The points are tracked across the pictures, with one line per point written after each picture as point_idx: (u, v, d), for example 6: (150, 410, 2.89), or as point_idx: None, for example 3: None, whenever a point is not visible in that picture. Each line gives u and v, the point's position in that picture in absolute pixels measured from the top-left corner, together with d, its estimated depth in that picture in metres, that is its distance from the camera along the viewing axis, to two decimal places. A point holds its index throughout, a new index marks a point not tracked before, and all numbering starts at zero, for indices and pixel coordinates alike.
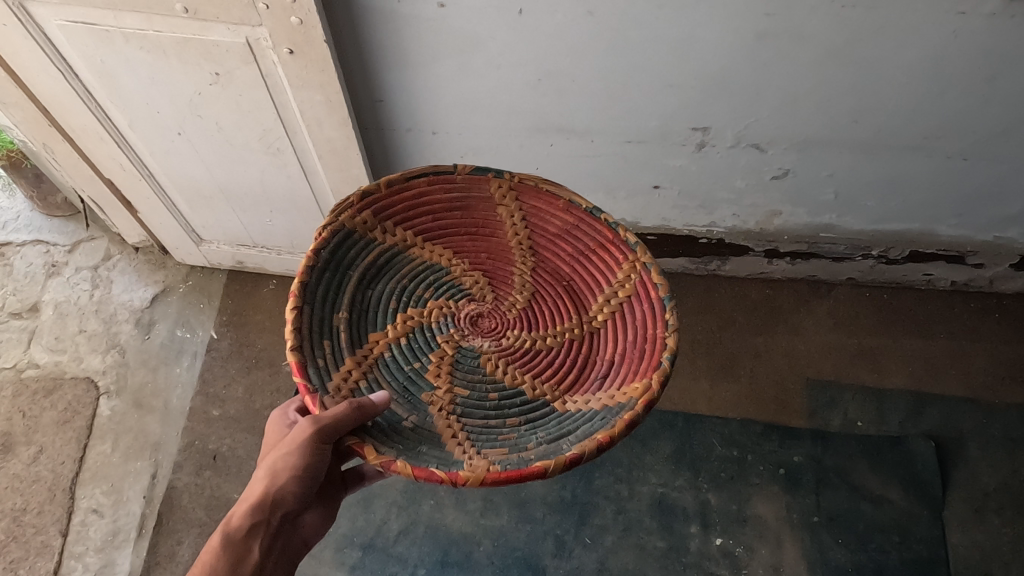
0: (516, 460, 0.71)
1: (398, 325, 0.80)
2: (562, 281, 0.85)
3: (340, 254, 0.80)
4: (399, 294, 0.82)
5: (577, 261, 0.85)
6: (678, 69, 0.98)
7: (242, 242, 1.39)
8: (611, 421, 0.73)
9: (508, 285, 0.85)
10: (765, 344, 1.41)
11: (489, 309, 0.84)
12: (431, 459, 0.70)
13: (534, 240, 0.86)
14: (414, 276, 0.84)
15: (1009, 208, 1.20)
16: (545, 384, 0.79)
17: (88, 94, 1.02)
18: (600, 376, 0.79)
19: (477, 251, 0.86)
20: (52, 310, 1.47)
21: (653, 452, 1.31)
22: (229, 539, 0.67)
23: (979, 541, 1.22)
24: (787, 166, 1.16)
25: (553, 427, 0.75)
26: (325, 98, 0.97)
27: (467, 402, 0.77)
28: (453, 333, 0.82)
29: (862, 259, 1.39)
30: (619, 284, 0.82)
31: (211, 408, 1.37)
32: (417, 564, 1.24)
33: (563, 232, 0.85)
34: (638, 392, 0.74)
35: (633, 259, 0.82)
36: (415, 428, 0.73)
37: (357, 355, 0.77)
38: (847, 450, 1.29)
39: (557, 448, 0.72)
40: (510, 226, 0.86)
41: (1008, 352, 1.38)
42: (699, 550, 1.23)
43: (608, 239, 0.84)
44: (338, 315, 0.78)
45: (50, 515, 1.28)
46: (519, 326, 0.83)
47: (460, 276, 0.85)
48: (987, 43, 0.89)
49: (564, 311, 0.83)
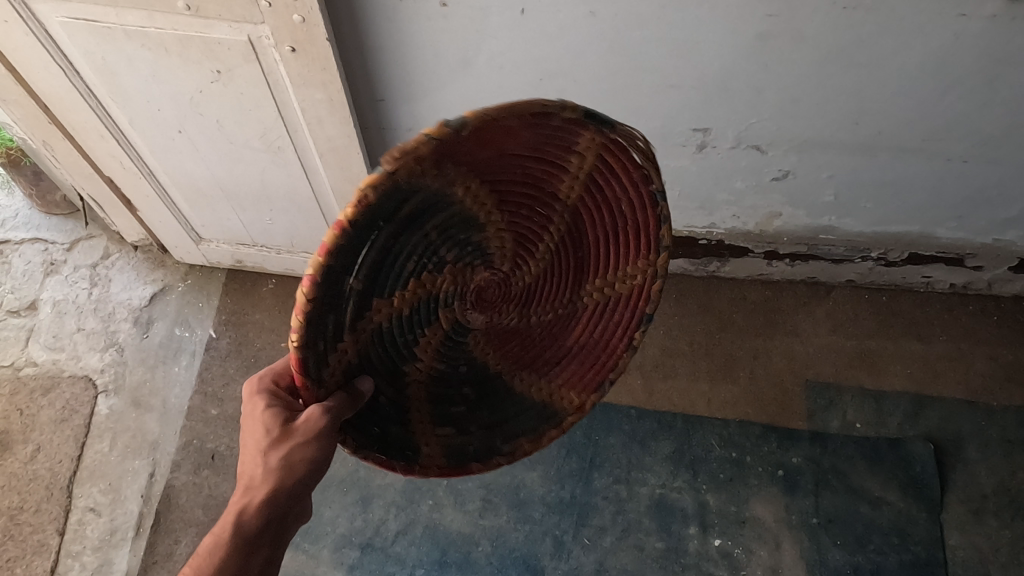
0: (456, 449, 0.74)
1: (404, 297, 0.66)
2: (576, 250, 0.73)
3: (375, 219, 0.55)
4: (421, 254, 0.64)
5: (606, 234, 0.72)
6: (680, 69, 0.98)
7: (241, 241, 1.38)
8: (540, 419, 0.78)
9: (533, 243, 0.71)
10: (764, 346, 1.41)
11: (500, 279, 0.71)
12: (395, 446, 0.70)
13: (583, 201, 0.69)
14: (445, 232, 0.64)
15: (1009, 210, 1.20)
16: (506, 356, 0.78)
17: (88, 91, 1.02)
18: (554, 358, 0.79)
19: (520, 204, 0.66)
20: (50, 309, 1.46)
21: (652, 453, 1.31)
22: (242, 534, 0.61)
23: (977, 543, 1.22)
24: (787, 168, 1.16)
25: (495, 403, 0.77)
26: (326, 96, 0.97)
27: (442, 368, 0.74)
28: (455, 308, 0.71)
29: (861, 261, 1.39)
30: (622, 279, 0.75)
31: (209, 408, 1.37)
32: (415, 564, 1.23)
33: (612, 200, 0.69)
34: (573, 406, 0.79)
35: (651, 262, 0.73)
36: (389, 405, 0.70)
37: (354, 333, 0.64)
38: (845, 452, 1.30)
39: (493, 441, 0.76)
40: (570, 180, 0.66)
41: (1007, 355, 1.38)
42: (697, 551, 1.23)
43: (645, 225, 0.71)
44: (349, 291, 0.60)
45: (48, 514, 1.27)
46: (520, 300, 0.74)
47: (491, 235, 0.68)
48: (989, 45, 0.89)
49: (563, 280, 0.75)
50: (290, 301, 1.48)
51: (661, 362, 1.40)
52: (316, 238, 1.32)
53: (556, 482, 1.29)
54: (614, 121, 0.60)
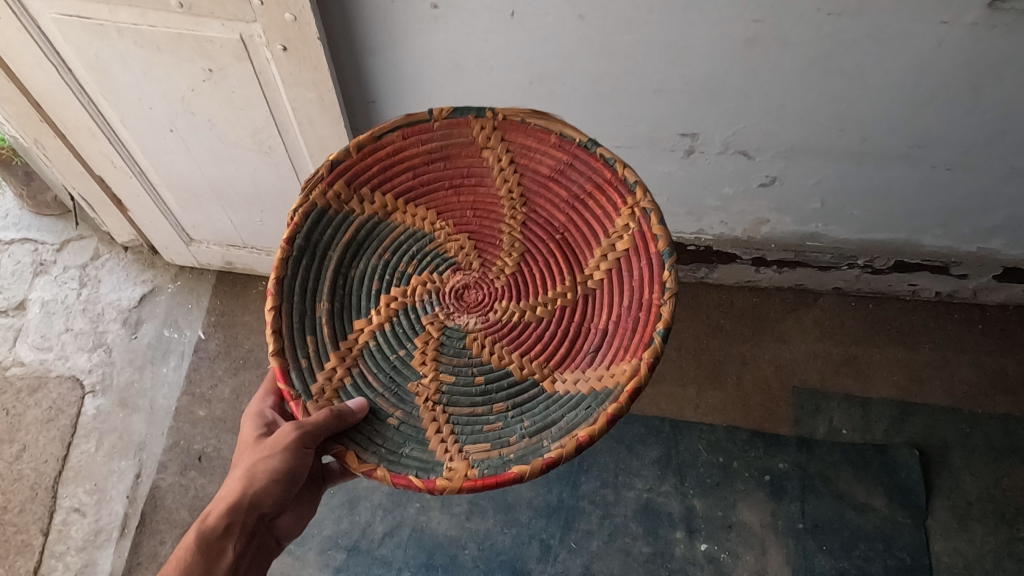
0: (496, 462, 0.71)
1: (381, 311, 0.80)
2: (555, 233, 0.81)
3: (316, 237, 0.79)
4: (381, 271, 0.81)
5: (572, 208, 0.81)
6: (668, 75, 0.99)
7: (232, 242, 1.39)
8: (594, 414, 0.72)
9: (495, 246, 0.83)
10: (752, 352, 1.42)
11: (475, 279, 0.82)
12: (411, 463, 0.71)
13: (526, 189, 0.82)
14: (396, 247, 0.82)
15: (993, 219, 1.22)
16: (533, 359, 0.78)
17: (80, 88, 1.03)
18: (592, 347, 0.77)
19: (463, 208, 0.83)
20: (38, 309, 1.46)
21: (639, 457, 1.31)
22: (205, 536, 0.69)
23: (962, 550, 1.22)
24: (774, 174, 1.17)
25: (540, 413, 0.74)
26: (317, 96, 0.97)
27: (454, 388, 0.77)
28: (438, 313, 0.81)
29: (848, 268, 1.40)
30: (617, 236, 0.79)
31: (197, 409, 1.37)
32: (402, 566, 1.23)
33: (556, 172, 0.81)
34: (625, 376, 0.72)
35: (632, 204, 0.78)
36: (399, 426, 0.74)
37: (341, 350, 0.77)
38: (832, 458, 1.30)
39: (540, 441, 0.72)
40: (498, 174, 0.82)
41: (992, 363, 1.39)
42: (683, 555, 1.23)
43: (602, 179, 0.80)
44: (320, 305, 0.78)
45: (32, 514, 1.27)
46: (507, 297, 0.81)
47: (445, 241, 0.83)
48: (971, 53, 0.90)
49: (554, 271, 0.80)
50: None
51: None
52: None
53: (544, 485, 1.29)
54: (486, 108, 0.81)
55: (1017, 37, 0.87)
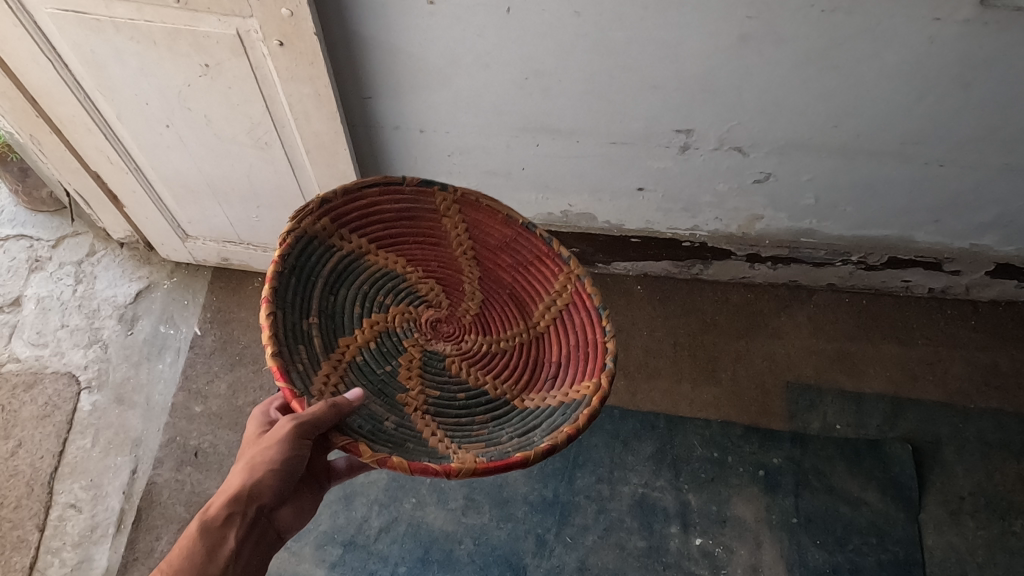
0: (496, 453, 0.76)
1: (365, 332, 0.83)
2: (505, 289, 0.91)
3: (303, 265, 0.80)
4: (362, 299, 0.85)
5: (517, 270, 0.92)
6: (663, 71, 1.00)
7: (228, 238, 1.39)
8: (573, 415, 0.80)
9: (457, 291, 0.91)
10: (747, 348, 1.43)
11: (444, 315, 0.89)
12: (420, 453, 0.74)
13: (478, 252, 0.92)
14: (374, 282, 0.86)
15: (985, 215, 1.23)
16: (503, 382, 0.85)
17: (76, 84, 1.03)
18: (550, 376, 0.86)
19: (427, 258, 0.90)
20: (34, 305, 1.46)
21: (634, 453, 1.32)
22: (207, 526, 0.68)
23: (954, 543, 1.23)
24: (768, 170, 1.18)
25: (517, 422, 0.81)
26: (314, 91, 0.98)
27: (438, 401, 0.82)
28: (417, 338, 0.87)
29: (841, 265, 1.41)
30: (558, 293, 0.90)
31: (193, 405, 1.37)
32: (398, 561, 1.23)
33: (504, 243, 0.91)
34: (590, 390, 0.81)
35: (569, 271, 0.90)
36: (398, 427, 0.77)
37: (332, 360, 0.79)
38: (826, 452, 1.31)
39: (528, 440, 0.78)
40: (455, 238, 0.90)
41: (984, 359, 1.41)
42: (678, 550, 1.24)
43: (542, 251, 0.91)
44: (310, 321, 0.79)
45: (27, 510, 1.26)
46: (474, 331, 0.89)
47: (415, 282, 0.89)
48: (963, 50, 0.91)
49: (509, 316, 0.90)
50: None
51: (644, 364, 1.41)
52: None
53: (539, 480, 1.30)
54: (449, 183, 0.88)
55: (1009, 34, 0.88)
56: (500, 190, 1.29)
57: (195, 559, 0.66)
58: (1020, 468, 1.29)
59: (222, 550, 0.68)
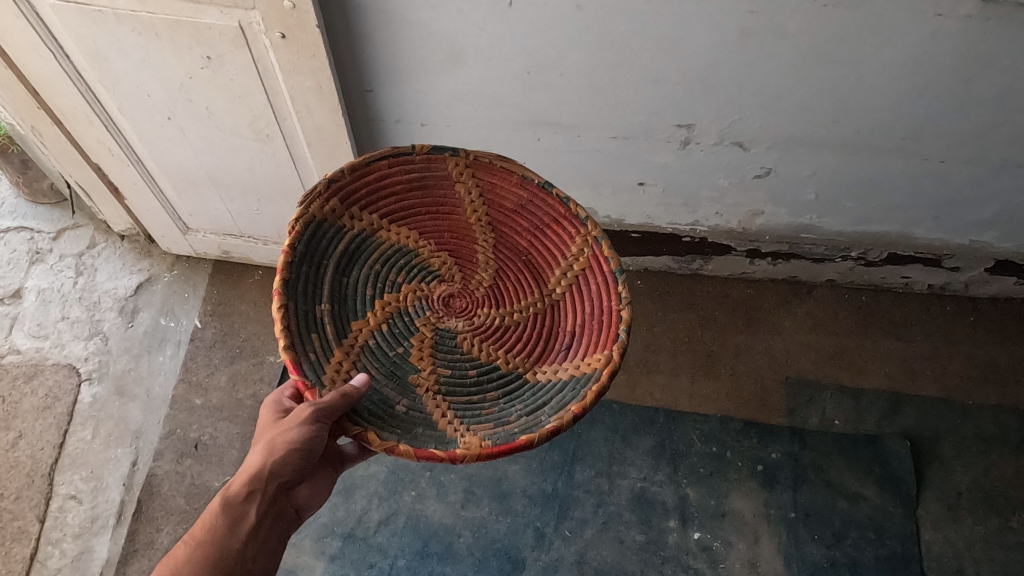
0: (503, 434, 0.77)
1: (377, 313, 0.84)
2: (521, 255, 0.90)
3: (314, 249, 0.82)
4: (374, 280, 0.85)
5: (533, 235, 0.90)
6: (664, 66, 1.00)
7: (228, 231, 1.39)
8: (581, 392, 0.80)
9: (472, 262, 0.90)
10: (746, 343, 1.43)
11: (458, 289, 0.88)
12: (427, 439, 0.76)
13: (494, 218, 0.90)
14: (386, 260, 0.87)
15: (985, 211, 1.23)
16: (516, 356, 0.85)
17: (77, 75, 1.03)
18: (565, 346, 0.85)
19: (441, 230, 0.90)
20: (34, 297, 1.46)
21: (634, 447, 1.32)
22: (228, 502, 0.68)
23: (951, 539, 1.24)
24: (769, 166, 1.18)
25: (529, 398, 0.81)
26: (316, 84, 0.98)
27: (450, 380, 0.82)
28: (429, 317, 0.86)
29: (841, 261, 1.41)
30: (574, 258, 0.88)
31: (193, 398, 1.37)
32: (397, 554, 1.24)
33: (519, 207, 0.90)
34: (601, 363, 0.81)
35: (586, 234, 0.88)
36: (408, 411, 0.78)
37: (344, 345, 0.80)
38: (824, 448, 1.31)
39: (536, 418, 0.78)
40: (469, 204, 0.90)
41: (983, 355, 1.41)
42: (676, 544, 1.24)
43: (560, 213, 0.89)
44: (321, 307, 0.80)
45: (28, 501, 1.27)
46: (487, 304, 0.88)
47: (428, 257, 0.89)
48: (964, 46, 0.91)
49: (525, 286, 0.89)
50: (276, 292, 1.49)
51: (643, 358, 1.42)
52: None
53: (538, 474, 1.30)
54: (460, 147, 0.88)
55: (1010, 31, 0.88)
56: None
57: (217, 534, 0.67)
58: (1018, 464, 1.30)
59: (244, 526, 0.68)
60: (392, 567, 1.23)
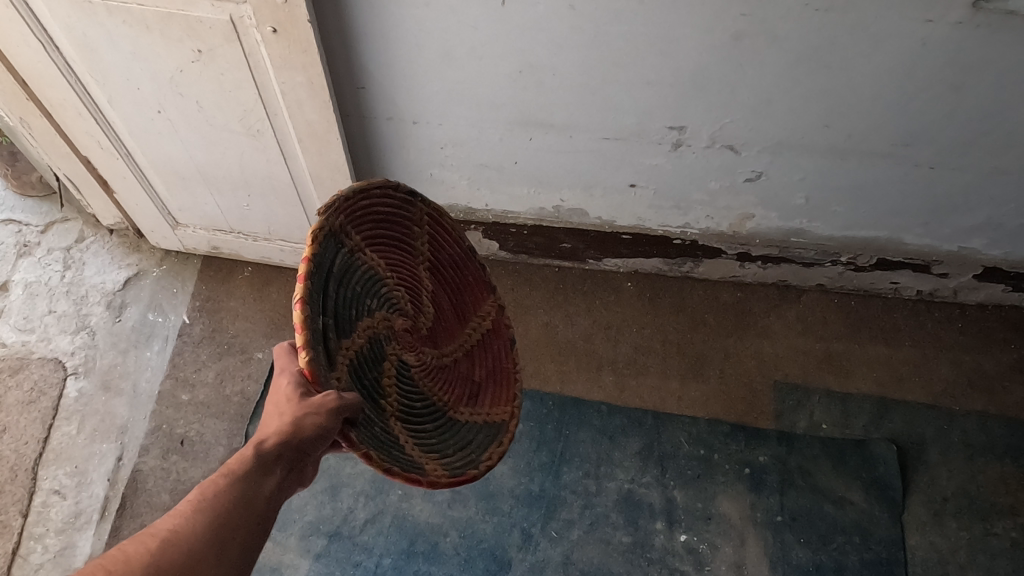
0: (455, 469, 0.77)
1: (362, 335, 0.74)
2: (443, 305, 0.88)
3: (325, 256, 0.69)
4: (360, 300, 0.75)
5: (452, 291, 0.90)
6: (656, 67, 1.00)
7: (218, 227, 1.38)
8: (495, 437, 0.85)
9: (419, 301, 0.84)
10: (735, 346, 1.43)
11: (403, 326, 0.81)
12: (412, 466, 0.71)
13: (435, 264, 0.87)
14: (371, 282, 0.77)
15: (974, 218, 1.23)
16: (444, 397, 0.83)
17: (67, 67, 1.02)
18: (471, 394, 0.87)
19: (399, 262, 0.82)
20: (21, 290, 1.45)
21: (621, 448, 1.32)
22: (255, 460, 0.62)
23: (936, 544, 1.24)
24: (760, 169, 1.19)
25: (457, 436, 0.81)
26: (307, 80, 0.97)
27: (405, 411, 0.77)
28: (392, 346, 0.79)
29: (830, 265, 1.41)
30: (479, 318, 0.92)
31: (180, 393, 1.36)
32: (383, 553, 1.23)
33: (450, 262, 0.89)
34: (507, 415, 0.88)
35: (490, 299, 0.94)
36: (388, 436, 0.72)
37: (336, 366, 0.69)
38: (812, 452, 1.31)
39: (469, 458, 0.80)
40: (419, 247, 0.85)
41: (970, 361, 1.41)
42: (663, 546, 1.24)
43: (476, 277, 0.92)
44: (328, 321, 0.69)
45: (11, 496, 1.26)
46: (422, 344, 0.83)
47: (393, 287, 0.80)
48: (954, 52, 0.92)
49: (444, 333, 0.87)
50: (265, 288, 1.48)
51: (632, 360, 1.42)
52: (292, 225, 1.33)
53: (526, 475, 1.30)
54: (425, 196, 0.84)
55: (1000, 38, 0.88)
56: (493, 183, 1.30)
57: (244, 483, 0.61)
58: (1004, 470, 1.30)
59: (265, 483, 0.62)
60: (377, 566, 1.22)
